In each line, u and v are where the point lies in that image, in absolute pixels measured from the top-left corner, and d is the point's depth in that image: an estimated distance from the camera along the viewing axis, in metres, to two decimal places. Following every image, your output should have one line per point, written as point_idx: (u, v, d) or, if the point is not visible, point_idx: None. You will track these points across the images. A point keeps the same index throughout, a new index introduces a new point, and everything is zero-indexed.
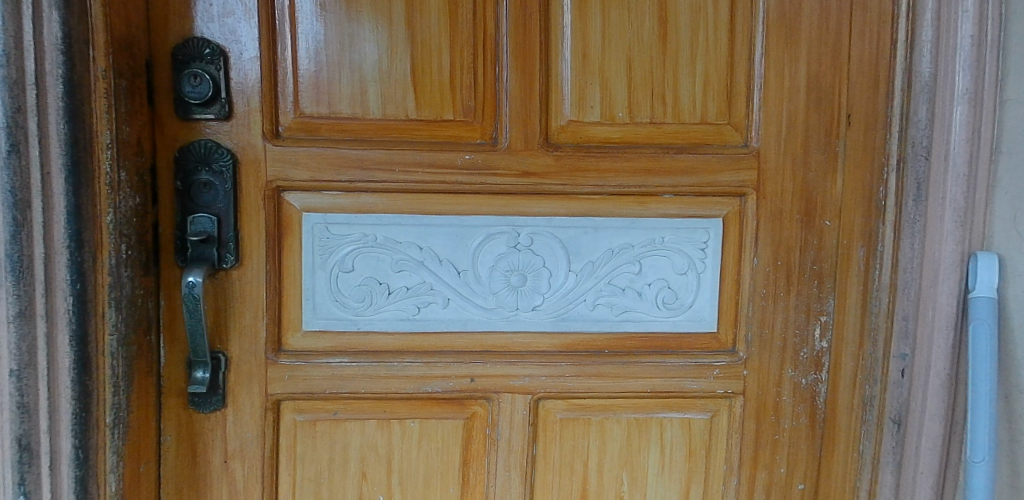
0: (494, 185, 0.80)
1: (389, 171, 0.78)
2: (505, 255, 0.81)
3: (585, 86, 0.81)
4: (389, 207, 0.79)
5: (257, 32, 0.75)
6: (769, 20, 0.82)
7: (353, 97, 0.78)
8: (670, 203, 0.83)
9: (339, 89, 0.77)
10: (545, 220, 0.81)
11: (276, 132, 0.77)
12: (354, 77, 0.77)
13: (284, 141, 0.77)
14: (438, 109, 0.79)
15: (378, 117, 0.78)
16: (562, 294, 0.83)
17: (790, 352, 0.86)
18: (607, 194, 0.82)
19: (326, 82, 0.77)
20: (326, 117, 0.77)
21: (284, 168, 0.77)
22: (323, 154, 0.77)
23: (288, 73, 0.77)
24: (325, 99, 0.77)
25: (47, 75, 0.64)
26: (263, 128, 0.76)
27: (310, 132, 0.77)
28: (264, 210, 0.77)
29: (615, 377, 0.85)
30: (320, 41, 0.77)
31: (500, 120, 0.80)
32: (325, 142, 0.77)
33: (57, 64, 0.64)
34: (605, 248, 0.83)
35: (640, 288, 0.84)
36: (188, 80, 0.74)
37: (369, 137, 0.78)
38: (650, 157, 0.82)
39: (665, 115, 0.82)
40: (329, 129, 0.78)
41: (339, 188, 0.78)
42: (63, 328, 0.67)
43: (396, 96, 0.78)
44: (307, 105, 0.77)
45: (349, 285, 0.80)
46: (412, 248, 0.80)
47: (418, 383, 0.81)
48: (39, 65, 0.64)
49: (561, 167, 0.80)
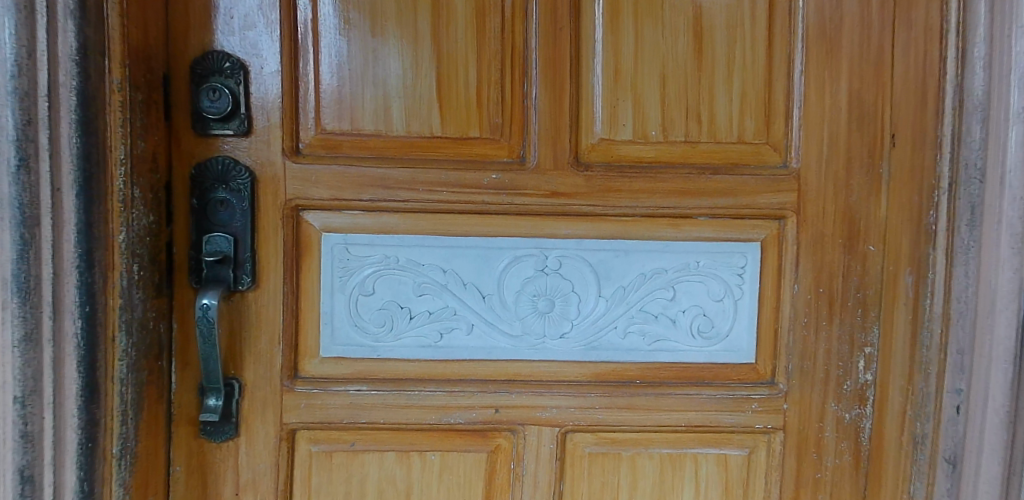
0: (522, 205, 0.76)
1: (412, 190, 0.75)
2: (531, 279, 0.78)
3: (616, 103, 0.77)
4: (411, 227, 0.75)
5: (278, 46, 0.73)
6: (809, 36, 0.79)
7: (377, 113, 0.75)
8: (705, 226, 0.79)
9: (362, 104, 0.75)
10: (575, 242, 0.78)
11: (296, 149, 0.74)
12: (376, 94, 0.75)
13: (304, 159, 0.74)
14: (464, 126, 0.75)
15: (401, 134, 0.75)
16: (591, 320, 0.79)
17: (833, 385, 0.82)
18: (640, 216, 0.78)
19: (349, 98, 0.74)
20: (349, 134, 0.75)
21: (303, 186, 0.74)
22: (345, 172, 0.74)
23: (309, 88, 0.74)
24: (347, 115, 0.75)
25: (60, 87, 0.62)
26: (283, 144, 0.73)
27: (331, 149, 0.75)
28: (282, 230, 0.74)
29: (648, 410, 0.80)
30: (343, 56, 0.74)
31: (528, 137, 0.76)
32: (346, 159, 0.74)
33: (71, 75, 0.62)
34: (637, 273, 0.79)
35: (674, 315, 0.80)
36: (207, 94, 0.72)
37: (392, 155, 0.75)
38: (685, 177, 0.78)
39: (701, 134, 0.79)
40: (351, 146, 0.74)
41: (361, 207, 0.75)
42: (70, 353, 0.63)
43: (422, 114, 0.75)
44: (329, 121, 0.74)
45: (369, 309, 0.76)
46: (435, 270, 0.76)
47: (440, 413, 0.77)
48: (52, 76, 0.61)
49: (591, 187, 0.76)
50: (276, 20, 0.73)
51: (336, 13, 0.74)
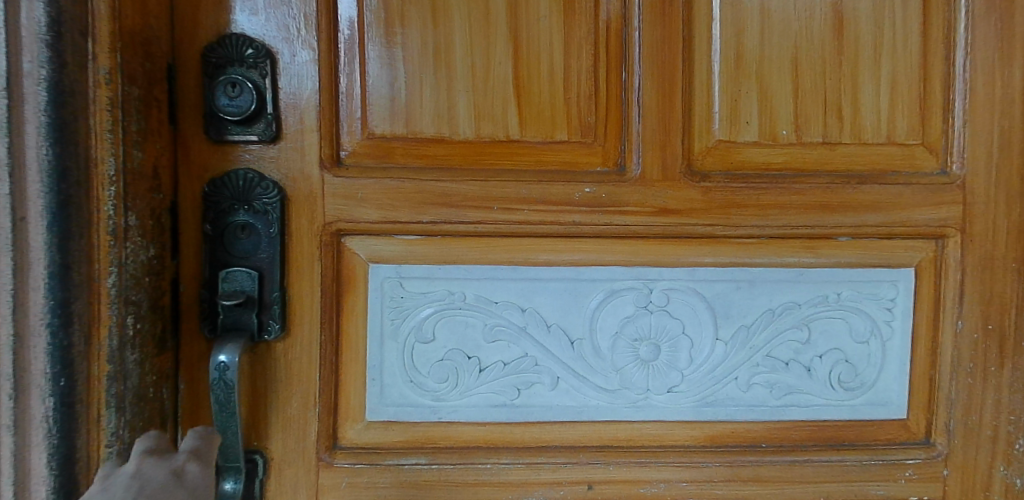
0: (622, 226, 0.60)
1: (484, 209, 0.59)
2: (632, 320, 0.61)
3: (738, 95, 0.61)
4: (481, 256, 0.60)
5: (314, 27, 0.57)
6: (975, 10, 0.63)
7: (438, 112, 0.59)
8: (847, 249, 0.63)
9: (419, 101, 0.59)
10: (686, 272, 0.61)
11: (337, 159, 0.59)
12: (437, 87, 0.59)
13: (348, 171, 0.59)
14: (548, 126, 0.60)
15: (469, 138, 0.59)
16: (706, 370, 0.63)
17: (1003, 445, 0.66)
18: (769, 239, 0.62)
19: (402, 92, 0.59)
20: (403, 139, 0.59)
21: (347, 206, 0.58)
22: (400, 187, 0.59)
23: (353, 80, 0.59)
24: (401, 115, 0.59)
25: (24, 76, 0.47)
26: (321, 152, 0.58)
27: (381, 158, 0.59)
28: (321, 261, 0.59)
29: (777, 482, 0.64)
30: (395, 38, 0.58)
31: (630, 140, 0.60)
32: (401, 171, 0.59)
33: (41, 63, 0.47)
34: (762, 309, 0.63)
35: (808, 362, 0.64)
36: (224, 89, 0.56)
37: (458, 165, 0.59)
38: (824, 189, 0.62)
39: (842, 134, 0.63)
40: (405, 155, 0.59)
41: (420, 231, 0.59)
42: (37, 443, 0.49)
43: (494, 113, 0.59)
44: (378, 123, 0.59)
45: (428, 361, 0.60)
46: (511, 310, 0.61)
47: (517, 490, 0.62)
48: (14, 64, 0.47)
49: (709, 203, 0.60)
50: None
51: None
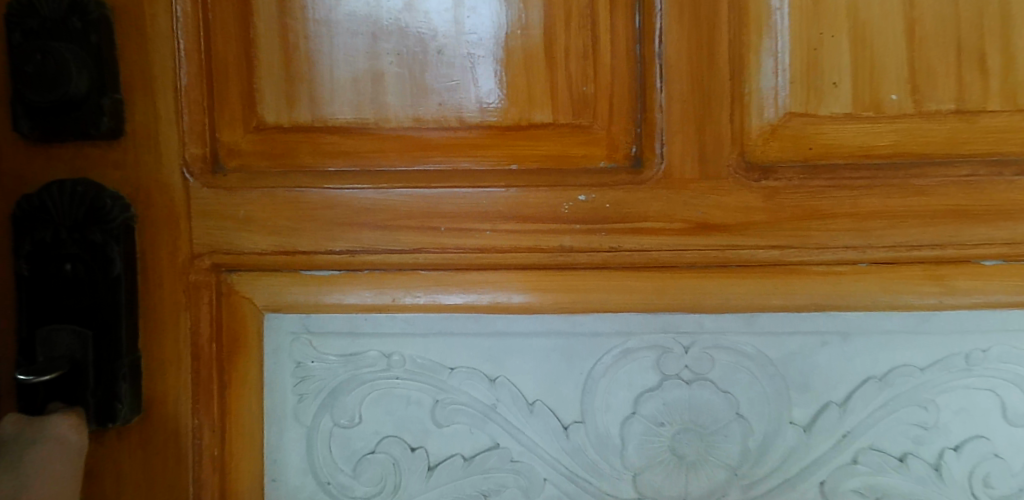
0: (636, 251, 0.39)
1: (423, 231, 0.40)
2: (654, 394, 0.40)
3: (816, 40, 0.39)
4: (424, 300, 0.40)
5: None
6: None
7: (360, 88, 0.41)
8: (1000, 280, 0.39)
9: (331, 73, 0.40)
10: (739, 321, 0.39)
11: (215, 162, 0.41)
12: (354, 51, 0.40)
13: (231, 180, 0.40)
14: (521, 103, 0.40)
15: (407, 124, 0.40)
16: (775, 472, 0.40)
17: None
18: (874, 266, 0.39)
19: (307, 61, 0.41)
20: (309, 131, 0.41)
21: (231, 229, 0.40)
22: (303, 200, 0.40)
23: (236, 45, 0.40)
24: (307, 94, 0.41)
25: None
26: (189, 152, 0.40)
27: (279, 159, 0.41)
28: (190, 312, 0.40)
29: None
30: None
31: (648, 118, 0.39)
32: (307, 176, 0.40)
33: None
34: (862, 377, 0.40)
35: (942, 460, 0.40)
36: (34, 62, 0.37)
37: (390, 164, 0.40)
38: (966, 186, 0.39)
39: (989, 97, 0.39)
40: (314, 153, 0.41)
41: (333, 264, 0.40)
42: None
43: (443, 85, 0.40)
44: (273, 106, 0.41)
45: (352, 454, 0.42)
46: (471, 381, 0.41)
47: None
48: None
49: (776, 211, 0.39)
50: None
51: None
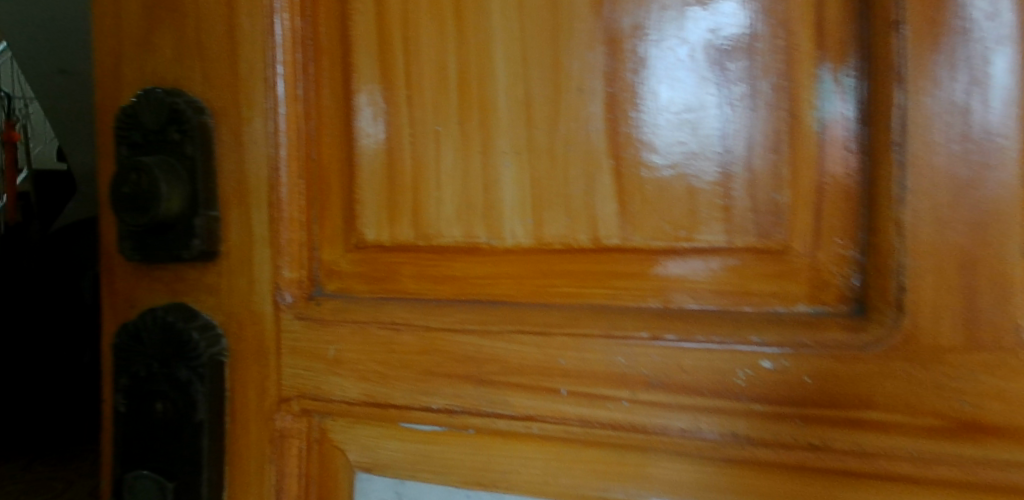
0: (852, 451, 0.26)
1: (540, 393, 0.30)
2: None
3: None
4: (540, 484, 0.30)
5: (277, 61, 0.34)
6: None
7: (471, 199, 0.32)
8: None
9: (440, 180, 0.33)
10: None
11: (312, 286, 0.35)
12: (466, 154, 0.32)
13: (323, 310, 0.34)
14: (680, 221, 0.29)
15: (528, 245, 0.31)
16: None
17: None
18: None
19: (414, 166, 0.33)
20: (413, 251, 0.33)
21: (320, 370, 0.33)
22: (398, 341, 0.32)
23: (342, 150, 0.34)
24: (413, 206, 0.33)
25: None
26: (281, 276, 0.34)
27: (379, 284, 0.34)
28: (275, 465, 0.34)
29: None
30: (401, 67, 0.33)
31: (875, 246, 0.26)
32: (406, 309, 0.32)
33: None
34: None
35: None
36: (124, 177, 0.33)
37: (507, 298, 0.31)
38: None
39: None
40: (417, 277, 0.33)
41: (431, 423, 0.32)
42: None
43: (574, 194, 0.30)
44: (375, 221, 0.34)
45: None
46: None
47: None
48: None
49: None
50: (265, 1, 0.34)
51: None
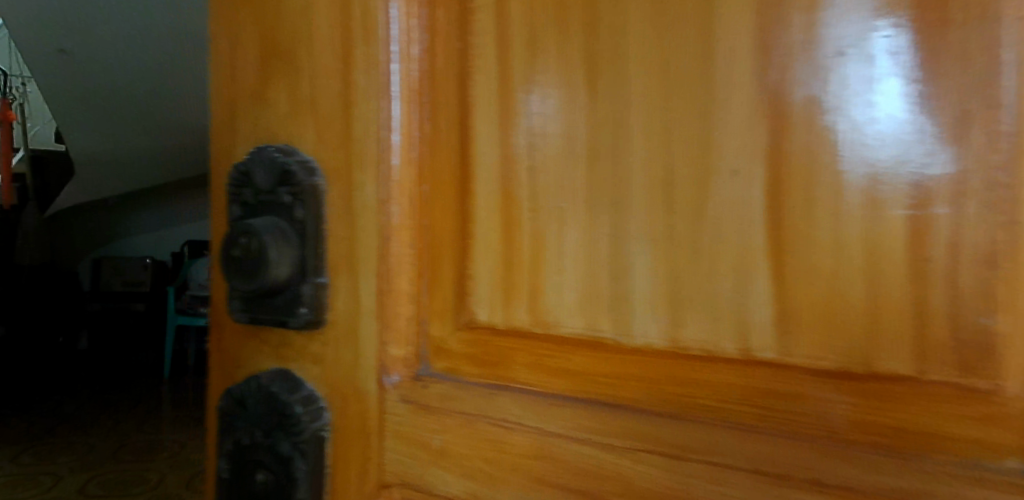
0: None
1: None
2: None
3: None
4: None
5: (392, 122, 0.31)
6: None
7: (598, 285, 0.28)
8: None
9: (562, 260, 0.29)
10: None
11: (418, 362, 0.32)
12: (595, 235, 0.28)
13: (430, 394, 0.31)
14: (851, 341, 0.24)
15: (661, 346, 0.27)
16: None
17: None
18: None
19: (534, 243, 0.30)
20: (529, 337, 0.30)
21: (423, 459, 0.31)
22: (510, 439, 0.29)
23: (456, 219, 0.31)
24: (531, 286, 0.30)
25: None
26: (390, 352, 0.32)
27: (490, 370, 0.31)
28: None
29: None
30: (528, 133, 0.30)
31: None
32: (519, 402, 0.29)
33: None
34: None
35: None
36: (233, 242, 0.32)
37: (632, 405, 0.27)
38: None
39: None
40: (532, 368, 0.30)
41: None
42: None
43: (722, 293, 0.26)
44: (487, 299, 0.31)
45: None
46: None
47: None
48: None
49: None
50: (382, 56, 0.31)
51: (521, 26, 0.30)
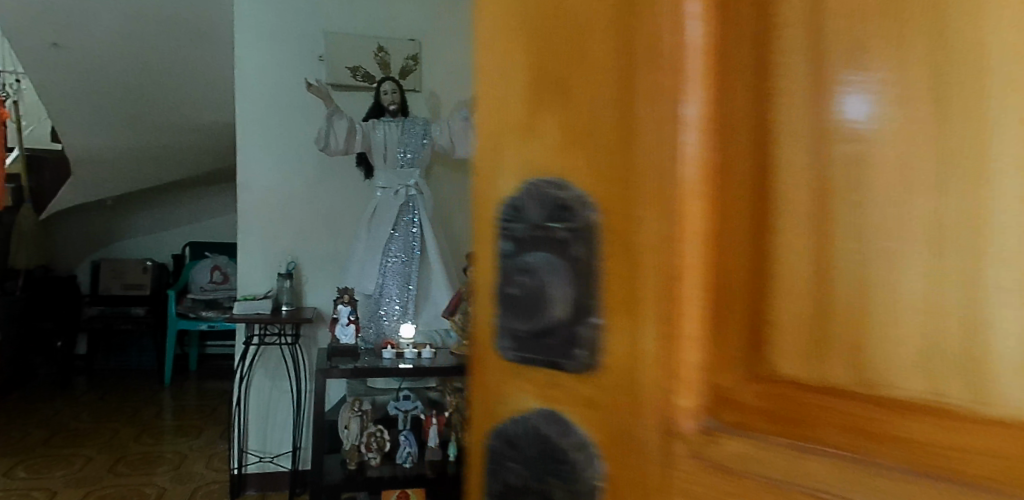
0: None
1: None
2: None
3: None
4: None
5: (681, 194, 0.39)
6: None
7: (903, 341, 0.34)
8: None
9: (864, 319, 0.35)
10: None
11: (703, 407, 0.39)
12: (894, 301, 0.34)
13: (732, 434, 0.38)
14: None
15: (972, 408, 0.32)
16: None
17: None
18: None
19: (831, 302, 0.36)
20: (829, 394, 0.36)
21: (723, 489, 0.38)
22: (811, 481, 0.35)
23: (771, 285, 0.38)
24: (833, 341, 0.36)
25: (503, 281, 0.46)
26: (693, 392, 0.39)
27: (792, 420, 0.36)
28: None
29: None
30: (822, 214, 0.36)
31: None
32: (827, 451, 0.35)
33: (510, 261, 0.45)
34: None
35: None
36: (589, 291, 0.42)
37: (934, 454, 0.32)
38: None
39: None
40: (827, 422, 0.35)
41: None
42: None
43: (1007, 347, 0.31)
44: (789, 353, 0.37)
45: None
46: None
47: None
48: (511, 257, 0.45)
49: None
50: (661, 59, 0.40)
51: (821, 118, 0.36)
